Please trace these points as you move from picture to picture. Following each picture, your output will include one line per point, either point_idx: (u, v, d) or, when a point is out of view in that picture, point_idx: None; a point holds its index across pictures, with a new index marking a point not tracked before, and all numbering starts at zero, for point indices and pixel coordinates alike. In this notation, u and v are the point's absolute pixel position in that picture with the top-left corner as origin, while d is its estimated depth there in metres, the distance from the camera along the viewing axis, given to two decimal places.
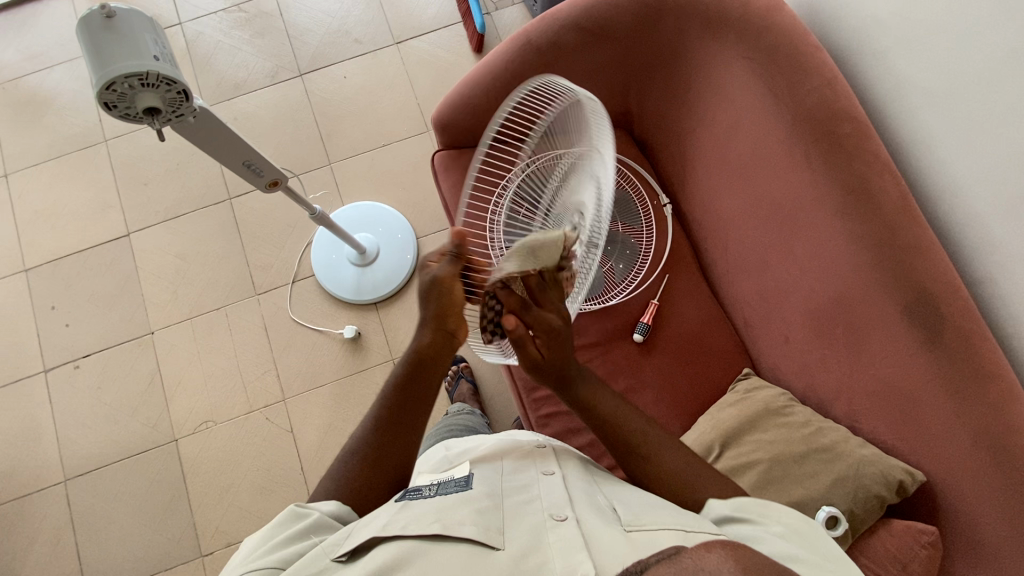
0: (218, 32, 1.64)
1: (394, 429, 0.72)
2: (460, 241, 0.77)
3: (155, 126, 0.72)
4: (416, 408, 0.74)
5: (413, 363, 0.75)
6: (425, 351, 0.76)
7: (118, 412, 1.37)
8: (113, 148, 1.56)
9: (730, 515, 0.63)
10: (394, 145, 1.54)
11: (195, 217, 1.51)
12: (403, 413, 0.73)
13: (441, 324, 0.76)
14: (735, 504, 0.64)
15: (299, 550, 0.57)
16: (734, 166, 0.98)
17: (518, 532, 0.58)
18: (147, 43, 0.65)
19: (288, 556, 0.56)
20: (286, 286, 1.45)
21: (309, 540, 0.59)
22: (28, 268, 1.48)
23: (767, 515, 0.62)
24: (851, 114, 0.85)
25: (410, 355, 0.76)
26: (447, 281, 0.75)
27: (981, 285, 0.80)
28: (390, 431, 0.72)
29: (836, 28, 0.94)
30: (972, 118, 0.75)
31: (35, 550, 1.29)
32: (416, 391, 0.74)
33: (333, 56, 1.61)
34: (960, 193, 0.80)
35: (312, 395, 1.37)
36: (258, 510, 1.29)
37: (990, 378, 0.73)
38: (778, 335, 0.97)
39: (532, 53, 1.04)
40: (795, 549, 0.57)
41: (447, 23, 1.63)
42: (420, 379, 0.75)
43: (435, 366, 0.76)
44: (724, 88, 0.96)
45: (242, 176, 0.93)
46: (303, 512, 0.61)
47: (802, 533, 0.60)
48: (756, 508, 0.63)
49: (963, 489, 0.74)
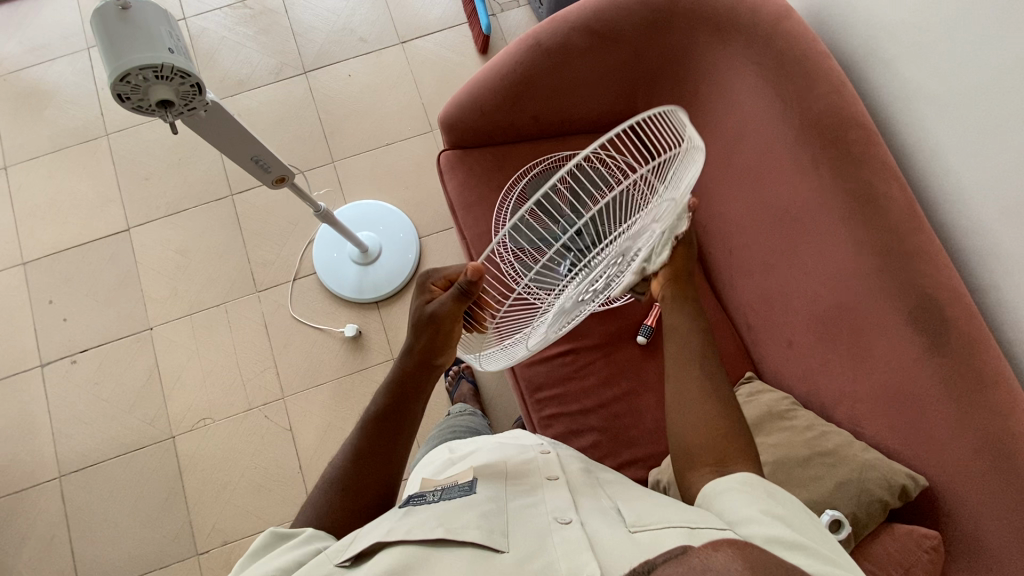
0: (222, 28, 1.64)
1: (376, 455, 0.71)
2: (472, 280, 0.66)
3: (168, 119, 0.72)
4: (397, 437, 0.72)
5: (394, 390, 0.74)
6: (408, 380, 0.75)
7: (114, 409, 1.36)
8: (115, 142, 1.55)
9: (735, 486, 0.63)
10: (398, 144, 1.54)
11: (196, 213, 1.50)
12: (385, 440, 0.72)
13: (430, 359, 0.75)
14: (743, 478, 0.63)
15: (297, 561, 0.56)
16: (742, 170, 0.99)
17: (523, 535, 0.57)
18: (162, 35, 0.65)
19: (288, 565, 0.56)
20: (287, 283, 1.44)
21: (305, 552, 0.58)
22: (26, 261, 1.47)
23: (775, 495, 0.62)
24: (859, 121, 0.86)
25: (391, 382, 0.75)
26: (448, 320, 0.70)
27: (985, 292, 0.81)
28: (373, 458, 0.70)
29: (845, 36, 0.94)
30: (979, 127, 0.76)
31: (28, 547, 1.27)
32: (401, 415, 0.74)
33: (338, 55, 1.61)
34: (965, 201, 0.81)
35: (311, 393, 1.36)
36: (255, 508, 1.28)
37: (993, 384, 0.73)
38: (781, 340, 0.98)
39: (541, 55, 1.04)
40: (797, 535, 0.56)
41: (453, 24, 1.63)
42: (405, 409, 0.74)
43: (418, 393, 0.76)
44: (734, 92, 0.97)
45: (248, 171, 0.93)
46: (284, 532, 0.59)
47: (798, 520, 0.59)
48: (764, 487, 0.62)
49: (965, 494, 0.74)
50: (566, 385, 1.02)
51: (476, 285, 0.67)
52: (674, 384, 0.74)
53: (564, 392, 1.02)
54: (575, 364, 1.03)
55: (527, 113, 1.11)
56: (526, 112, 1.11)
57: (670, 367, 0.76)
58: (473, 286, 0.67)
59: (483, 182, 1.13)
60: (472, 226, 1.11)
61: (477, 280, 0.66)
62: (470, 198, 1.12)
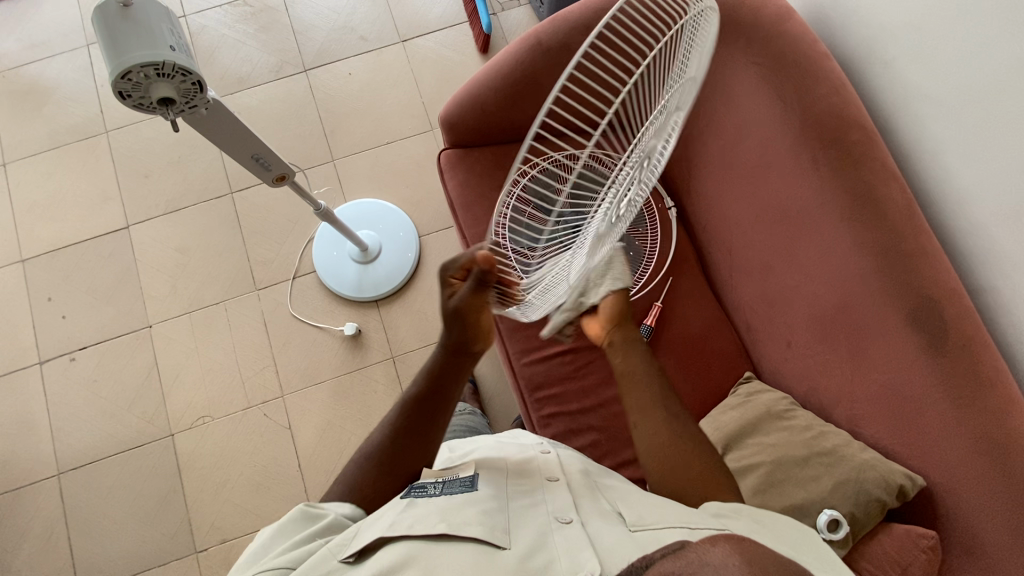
0: (222, 25, 1.63)
1: (411, 437, 0.71)
2: (485, 268, 0.71)
3: (169, 117, 0.72)
4: (434, 421, 0.73)
5: (432, 376, 0.77)
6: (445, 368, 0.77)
7: (113, 406, 1.36)
8: (114, 140, 1.55)
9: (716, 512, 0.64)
10: (398, 143, 1.54)
11: (196, 211, 1.50)
12: (419, 426, 0.72)
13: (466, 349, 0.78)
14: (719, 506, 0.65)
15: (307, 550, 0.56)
16: (741, 170, 0.99)
17: (524, 534, 0.57)
18: (163, 33, 0.65)
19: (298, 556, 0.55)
20: (287, 282, 1.44)
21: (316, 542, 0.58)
22: (24, 258, 1.47)
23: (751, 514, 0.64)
24: (859, 122, 0.86)
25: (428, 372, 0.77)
26: (471, 313, 0.74)
27: (983, 293, 0.81)
28: (410, 442, 0.71)
29: (846, 36, 0.95)
30: (977, 129, 0.77)
31: (27, 544, 1.27)
32: (440, 401, 0.75)
33: (338, 53, 1.61)
34: (963, 202, 0.81)
35: (311, 392, 1.36)
36: (254, 506, 1.28)
37: (991, 385, 0.74)
38: (780, 340, 0.98)
39: (541, 54, 1.04)
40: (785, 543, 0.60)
41: (454, 23, 1.63)
42: (443, 394, 0.76)
43: (456, 379, 0.77)
44: (734, 92, 0.97)
45: (249, 170, 0.93)
46: (311, 512, 0.60)
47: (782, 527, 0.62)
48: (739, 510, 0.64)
49: (961, 494, 0.74)
50: (565, 384, 1.03)
51: (489, 273, 0.72)
52: (642, 430, 0.75)
53: (562, 392, 1.02)
54: (574, 364, 1.03)
55: (527, 112, 1.11)
56: (526, 111, 1.11)
57: (635, 415, 0.77)
58: (489, 274, 0.72)
59: (483, 181, 1.13)
60: (472, 225, 1.11)
61: (487, 267, 0.71)
62: (470, 196, 1.12)
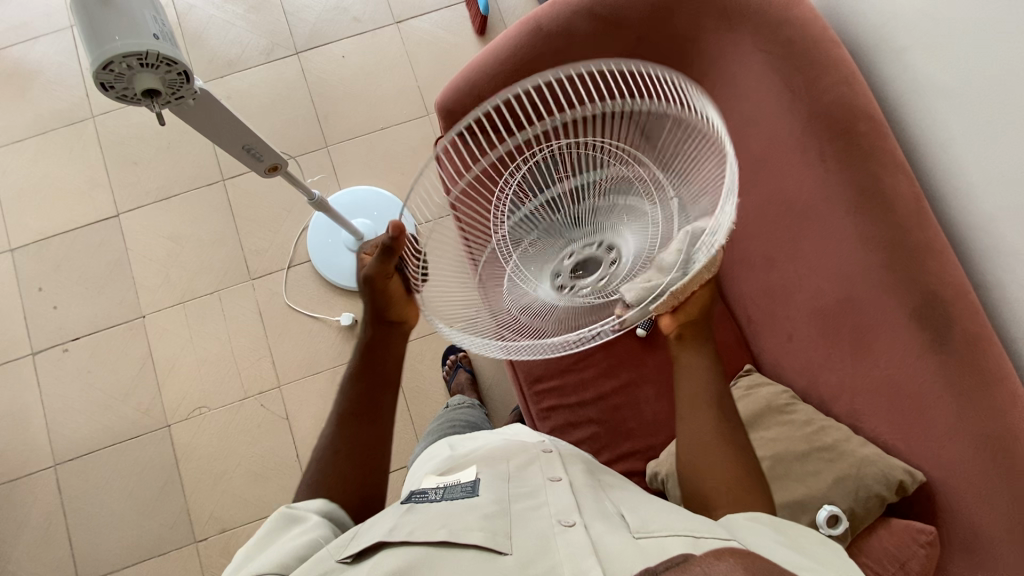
0: (210, 6, 1.58)
1: (369, 384, 0.74)
2: (395, 233, 0.64)
3: (155, 109, 0.69)
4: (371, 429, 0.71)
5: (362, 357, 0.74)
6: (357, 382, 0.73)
7: (108, 397, 1.35)
8: (101, 125, 1.51)
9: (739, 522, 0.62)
10: (393, 128, 1.51)
11: (186, 199, 1.47)
12: (376, 381, 0.74)
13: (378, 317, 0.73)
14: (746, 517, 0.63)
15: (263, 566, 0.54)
16: (745, 160, 0.97)
17: (525, 538, 0.57)
18: (146, 20, 0.62)
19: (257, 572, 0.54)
20: (281, 271, 1.42)
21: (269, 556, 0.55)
22: (13, 248, 1.44)
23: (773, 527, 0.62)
24: (868, 113, 0.83)
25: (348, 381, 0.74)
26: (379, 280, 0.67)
27: (990, 288, 0.80)
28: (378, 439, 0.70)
29: (857, 22, 0.92)
30: (989, 121, 0.75)
31: (24, 535, 1.27)
32: (367, 416, 0.72)
33: (331, 35, 1.56)
34: (971, 196, 0.80)
35: (308, 382, 1.35)
36: (252, 496, 1.28)
37: (995, 381, 0.73)
38: (781, 333, 0.98)
39: (542, 39, 1.01)
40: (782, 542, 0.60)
41: (449, 4, 1.59)
42: (362, 420, 0.71)
43: (371, 412, 0.72)
44: (740, 79, 0.94)
45: (241, 161, 0.90)
46: (282, 524, 0.60)
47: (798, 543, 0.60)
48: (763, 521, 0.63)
49: (961, 491, 0.74)
50: (565, 377, 1.02)
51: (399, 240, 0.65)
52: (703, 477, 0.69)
53: (562, 384, 1.01)
54: (574, 356, 1.02)
55: None
56: None
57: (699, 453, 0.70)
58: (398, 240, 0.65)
59: None
60: None
61: (399, 235, 0.65)
62: None
